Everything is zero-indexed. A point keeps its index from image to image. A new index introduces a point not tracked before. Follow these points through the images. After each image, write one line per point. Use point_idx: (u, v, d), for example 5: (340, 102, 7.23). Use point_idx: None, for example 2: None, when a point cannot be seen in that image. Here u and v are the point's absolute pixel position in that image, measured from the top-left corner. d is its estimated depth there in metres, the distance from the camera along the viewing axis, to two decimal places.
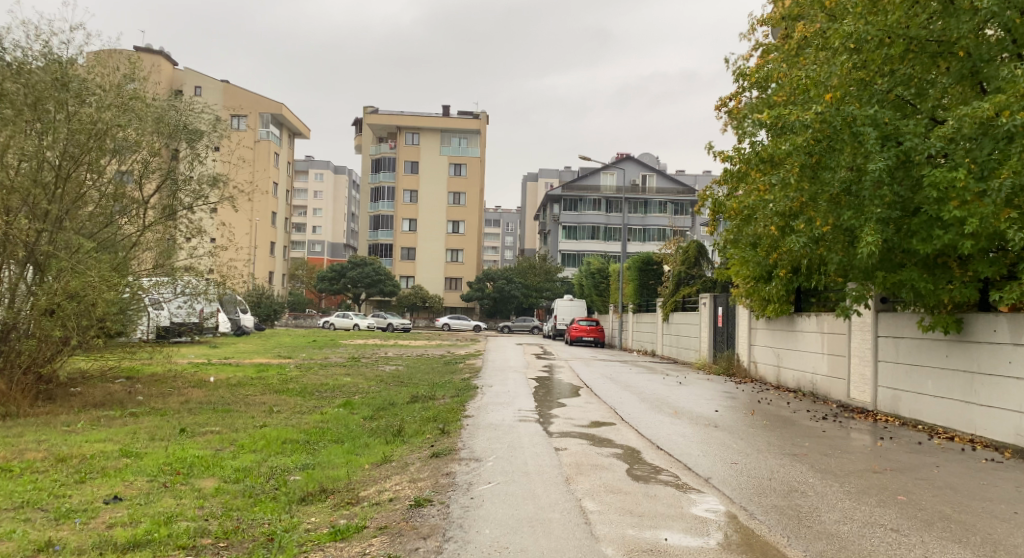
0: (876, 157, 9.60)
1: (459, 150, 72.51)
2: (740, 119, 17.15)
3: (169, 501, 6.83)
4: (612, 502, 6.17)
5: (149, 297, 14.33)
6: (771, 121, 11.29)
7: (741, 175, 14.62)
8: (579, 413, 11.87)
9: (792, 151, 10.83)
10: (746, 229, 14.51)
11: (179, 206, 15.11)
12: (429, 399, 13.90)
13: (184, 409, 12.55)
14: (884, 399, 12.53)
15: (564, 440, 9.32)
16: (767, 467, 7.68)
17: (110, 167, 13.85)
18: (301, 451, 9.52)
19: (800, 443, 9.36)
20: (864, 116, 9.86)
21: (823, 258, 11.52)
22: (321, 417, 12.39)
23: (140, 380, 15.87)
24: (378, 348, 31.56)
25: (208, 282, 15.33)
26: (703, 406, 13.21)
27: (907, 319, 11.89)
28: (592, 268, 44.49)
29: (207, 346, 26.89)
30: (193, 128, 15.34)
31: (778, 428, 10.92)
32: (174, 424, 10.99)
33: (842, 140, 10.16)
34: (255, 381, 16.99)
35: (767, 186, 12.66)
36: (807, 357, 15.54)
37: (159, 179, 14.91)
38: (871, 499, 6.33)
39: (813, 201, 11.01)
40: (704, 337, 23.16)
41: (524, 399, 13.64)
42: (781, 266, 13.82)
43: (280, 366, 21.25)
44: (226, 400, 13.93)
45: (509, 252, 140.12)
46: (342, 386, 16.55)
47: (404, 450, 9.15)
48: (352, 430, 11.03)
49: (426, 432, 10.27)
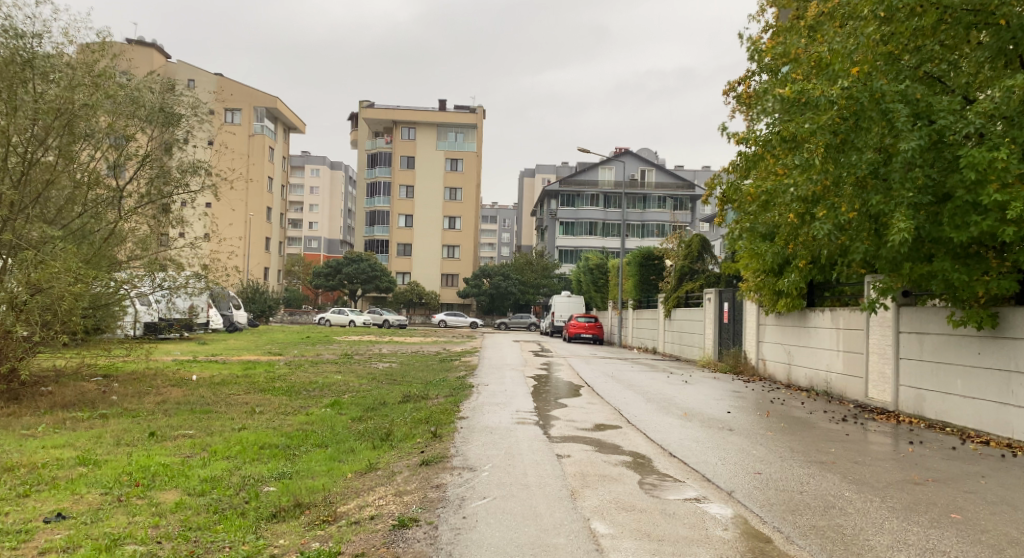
0: (908, 136, 8.84)
1: (456, 144, 71.65)
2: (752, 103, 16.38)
3: (118, 519, 6.05)
4: (625, 524, 5.38)
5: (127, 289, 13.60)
6: (794, 97, 10.47)
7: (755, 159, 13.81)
8: (581, 415, 11.06)
9: (814, 130, 9.95)
10: (761, 217, 13.73)
11: (156, 197, 14.31)
12: (422, 398, 13.09)
13: (159, 411, 11.71)
14: (906, 399, 11.75)
15: (567, 445, 8.52)
16: (796, 478, 6.88)
17: (83, 155, 13.03)
18: (279, 457, 8.72)
19: (825, 449, 8.56)
20: (894, 92, 9.12)
21: (845, 247, 10.69)
22: (306, 418, 11.57)
23: (117, 379, 15.04)
24: (372, 345, 30.72)
25: (188, 275, 14.42)
26: (714, 407, 12.42)
27: (933, 313, 11.13)
28: (591, 263, 42.74)
29: (194, 343, 26.04)
30: (171, 112, 14.45)
31: (797, 431, 10.10)
32: (145, 427, 10.14)
33: (869, 119, 9.40)
34: (239, 379, 16.18)
35: (787, 169, 11.82)
36: (821, 354, 14.76)
37: (137, 163, 13.92)
38: (925, 519, 5.54)
39: (836, 186, 10.15)
40: (708, 334, 22.40)
41: (523, 398, 12.84)
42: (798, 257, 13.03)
43: (268, 363, 20.42)
44: (206, 399, 13.11)
45: (506, 248, 139.24)
46: (332, 385, 15.73)
47: (392, 457, 8.33)
48: (337, 433, 10.23)
49: (416, 436, 9.46)
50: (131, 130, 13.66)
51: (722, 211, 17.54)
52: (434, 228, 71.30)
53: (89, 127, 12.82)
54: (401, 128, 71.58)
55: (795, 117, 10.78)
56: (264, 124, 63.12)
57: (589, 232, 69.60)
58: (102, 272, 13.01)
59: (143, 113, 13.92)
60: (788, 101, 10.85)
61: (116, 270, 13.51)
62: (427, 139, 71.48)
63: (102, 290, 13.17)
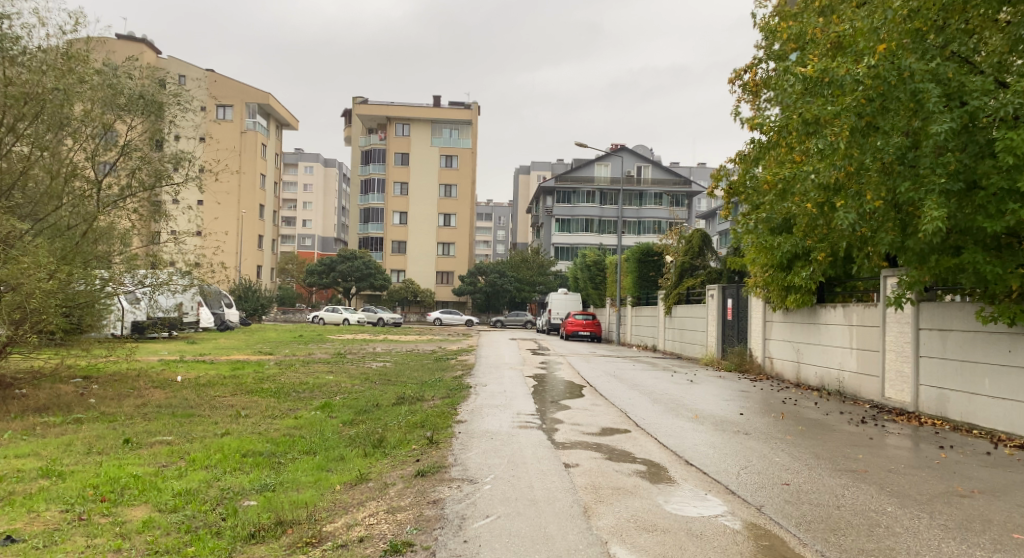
0: (940, 117, 8.21)
1: (450, 141, 70.96)
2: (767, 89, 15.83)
3: (76, 542, 5.40)
4: (648, 548, 4.76)
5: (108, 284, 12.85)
6: (815, 77, 9.79)
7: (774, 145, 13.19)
8: (586, 418, 10.41)
9: (840, 111, 9.35)
10: (776, 206, 13.05)
11: (137, 190, 13.67)
12: (417, 400, 12.43)
13: (138, 415, 11.01)
14: (927, 400, 11.13)
15: (574, 452, 7.88)
16: (827, 490, 6.26)
17: (60, 145, 12.40)
18: (262, 466, 8.06)
19: (852, 455, 7.90)
20: (925, 70, 8.54)
21: (868, 239, 10.03)
22: (295, 422, 10.92)
23: (98, 380, 14.37)
24: (366, 343, 30.04)
25: (172, 271, 13.79)
26: (725, 409, 11.78)
27: (957, 310, 10.51)
28: (588, 260, 42.75)
29: (183, 342, 25.34)
30: (150, 99, 13.78)
31: (818, 435, 9.43)
32: (120, 433, 9.47)
33: (897, 100, 8.79)
34: (226, 380, 15.52)
35: (806, 155, 11.21)
36: (833, 352, 14.13)
37: (115, 155, 13.40)
38: (986, 541, 4.90)
39: (860, 173, 9.48)
40: (710, 331, 21.78)
41: (523, 400, 12.19)
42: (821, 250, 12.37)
43: (258, 363, 19.73)
44: (190, 402, 12.43)
45: (501, 246, 138.40)
46: (323, 386, 15.06)
47: (385, 466, 7.67)
48: (327, 439, 9.58)
49: (410, 442, 8.81)
50: (108, 119, 13.00)
51: (729, 204, 17.59)
52: (428, 226, 70.58)
53: (63, 115, 12.20)
54: (394, 125, 70.88)
55: (818, 100, 10.10)
56: (255, 120, 62.18)
57: (585, 229, 68.97)
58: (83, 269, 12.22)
59: (120, 101, 13.28)
60: (808, 81, 10.19)
61: (102, 264, 12.83)
62: (421, 135, 70.76)
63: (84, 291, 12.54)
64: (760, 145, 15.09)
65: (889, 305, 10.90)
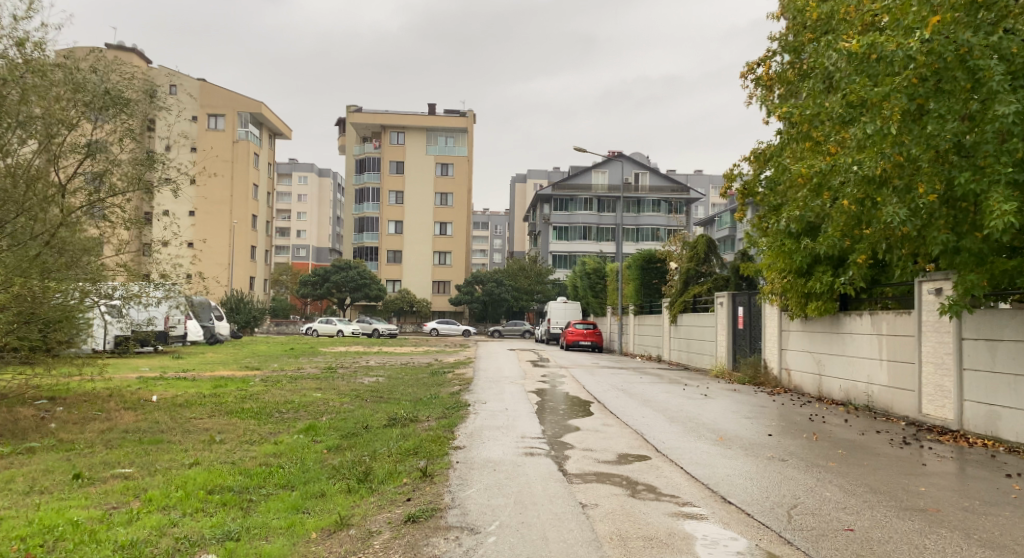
0: (1006, 97, 7.32)
1: (446, 150, 69.98)
2: (791, 81, 15.32)
3: None
4: None
5: (76, 298, 11.70)
6: (861, 52, 8.63)
7: (811, 137, 12.39)
8: (598, 441, 9.34)
9: (887, 93, 8.39)
10: (807, 204, 12.03)
11: (107, 196, 12.32)
12: (410, 421, 11.34)
13: (99, 442, 9.90)
14: (973, 417, 10.03)
15: (591, 486, 6.83)
16: (903, 539, 5.23)
17: (14, 146, 11.23)
18: (230, 506, 6.96)
19: (913, 488, 6.84)
20: (985, 44, 7.66)
21: (913, 238, 9.07)
22: (272, 448, 9.81)
23: (65, 402, 13.24)
24: (358, 355, 28.88)
25: (142, 284, 12.76)
26: (750, 429, 10.69)
27: (1008, 318, 9.46)
28: (587, 269, 41.68)
29: (168, 357, 24.18)
30: (118, 95, 12.27)
31: (863, 460, 8.32)
32: (73, 465, 8.34)
33: (954, 80, 7.96)
34: (205, 399, 14.41)
35: (845, 144, 10.17)
36: (860, 364, 13.07)
37: (81, 157, 12.08)
38: None
39: (909, 164, 8.50)
40: (720, 340, 20.72)
41: (527, 420, 11.11)
42: (860, 250, 11.41)
43: (243, 379, 18.62)
44: (162, 426, 11.34)
45: (497, 255, 137.54)
46: (309, 405, 13.92)
47: (370, 507, 6.58)
48: (307, 470, 8.48)
49: (401, 474, 7.73)
50: (72, 117, 11.69)
51: (744, 206, 16.52)
52: (424, 235, 69.52)
53: (21, 112, 11.08)
54: (389, 133, 69.95)
55: (864, 79, 9.04)
56: (248, 130, 60.64)
57: (582, 237, 68.09)
58: (67, 279, 11.51)
59: (86, 98, 11.91)
60: (853, 56, 9.06)
61: (75, 275, 11.75)
62: (416, 144, 69.79)
63: (65, 303, 11.54)
64: (790, 138, 13.96)
65: (944, 312, 9.35)
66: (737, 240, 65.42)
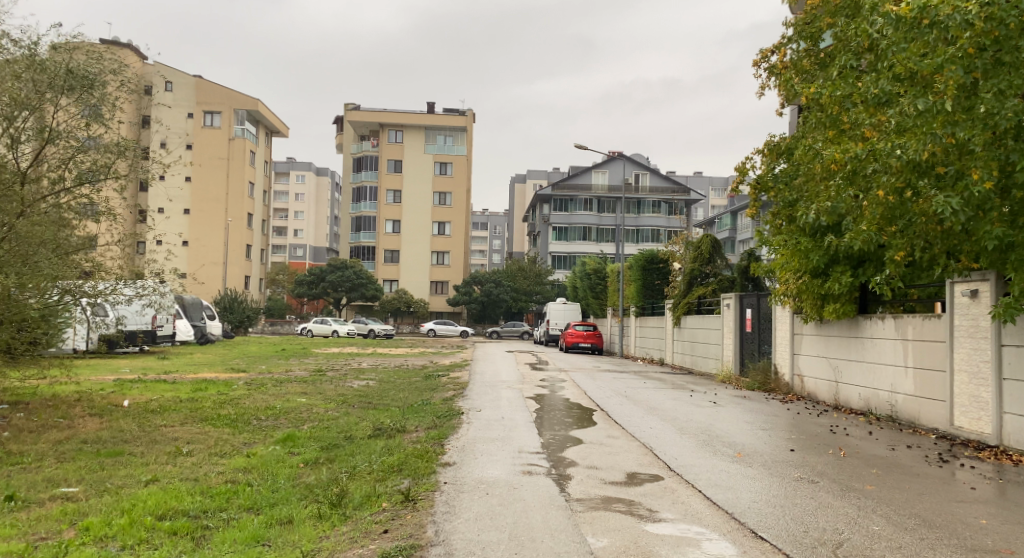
0: None
1: (445, 148, 69.07)
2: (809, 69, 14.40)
3: None
4: None
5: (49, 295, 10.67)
6: (911, 17, 8.03)
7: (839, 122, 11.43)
8: (603, 458, 8.36)
9: (942, 65, 7.93)
10: (839, 194, 11.12)
11: (72, 185, 11.01)
12: (398, 432, 10.38)
13: (51, 455, 8.93)
14: (1016, 431, 9.07)
15: (598, 516, 5.89)
16: None
17: None
18: (179, 537, 5.99)
19: (971, 521, 5.89)
20: None
21: (954, 232, 8.55)
22: (244, 462, 8.85)
23: (27, 408, 12.25)
24: (351, 356, 27.90)
25: (108, 283, 11.31)
26: (770, 443, 9.70)
27: None
28: (587, 270, 40.80)
29: (153, 358, 23.16)
30: (86, 76, 10.93)
31: (901, 482, 7.37)
32: (9, 485, 7.35)
33: (1015, 50, 7.68)
34: (181, 404, 13.44)
35: (891, 122, 9.20)
36: (881, 370, 12.14)
37: (42, 143, 10.73)
38: None
39: (964, 146, 8.08)
40: (727, 343, 19.74)
41: (525, 431, 10.13)
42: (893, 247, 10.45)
43: (226, 382, 17.61)
44: (127, 435, 10.39)
45: (496, 256, 136.73)
46: (291, 411, 12.96)
47: (340, 539, 5.63)
48: (278, 489, 7.53)
49: (381, 497, 6.78)
50: (33, 98, 10.50)
51: (756, 201, 15.57)
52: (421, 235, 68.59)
53: None
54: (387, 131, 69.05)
55: (913, 49, 8.49)
56: (243, 128, 59.74)
57: (582, 238, 67.18)
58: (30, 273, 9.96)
59: (45, 80, 10.63)
60: (901, 21, 8.33)
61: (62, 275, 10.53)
62: (415, 142, 68.85)
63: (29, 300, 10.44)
64: (816, 122, 12.96)
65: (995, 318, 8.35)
66: (738, 241, 64.49)
